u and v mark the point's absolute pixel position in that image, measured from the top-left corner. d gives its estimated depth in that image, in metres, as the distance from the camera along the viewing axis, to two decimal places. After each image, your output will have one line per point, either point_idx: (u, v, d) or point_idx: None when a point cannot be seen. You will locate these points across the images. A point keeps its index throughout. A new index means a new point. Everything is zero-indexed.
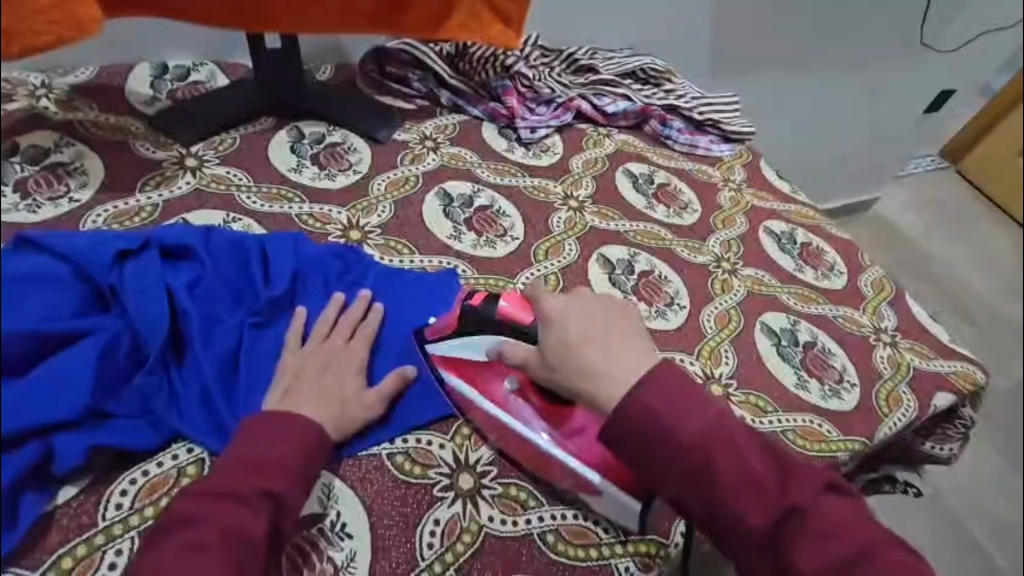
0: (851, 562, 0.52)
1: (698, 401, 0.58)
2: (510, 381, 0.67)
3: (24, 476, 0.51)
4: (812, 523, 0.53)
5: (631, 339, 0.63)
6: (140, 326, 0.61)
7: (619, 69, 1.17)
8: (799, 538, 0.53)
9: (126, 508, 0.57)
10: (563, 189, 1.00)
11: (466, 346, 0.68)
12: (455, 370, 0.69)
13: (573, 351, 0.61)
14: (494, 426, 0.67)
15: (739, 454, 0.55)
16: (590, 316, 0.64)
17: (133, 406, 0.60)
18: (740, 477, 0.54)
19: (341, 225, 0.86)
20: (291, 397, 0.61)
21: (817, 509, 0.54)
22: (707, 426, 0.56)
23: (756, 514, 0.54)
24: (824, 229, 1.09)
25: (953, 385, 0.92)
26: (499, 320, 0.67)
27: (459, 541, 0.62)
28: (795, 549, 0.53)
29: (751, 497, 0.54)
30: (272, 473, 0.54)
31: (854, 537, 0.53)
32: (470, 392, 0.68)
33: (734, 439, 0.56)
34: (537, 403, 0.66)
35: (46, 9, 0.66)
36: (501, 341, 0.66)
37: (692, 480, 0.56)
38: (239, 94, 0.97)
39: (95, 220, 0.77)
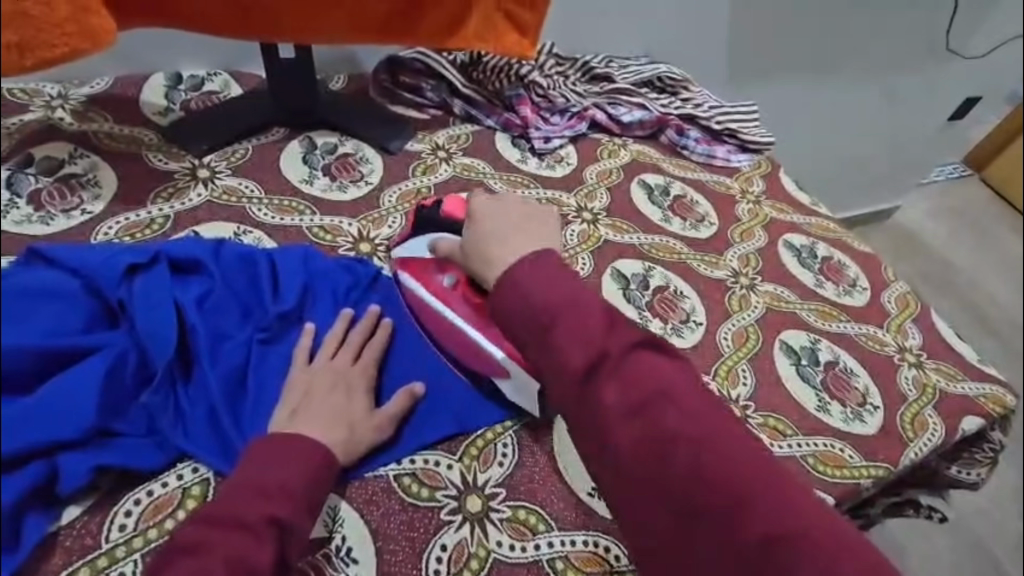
0: (656, 406, 0.48)
1: (546, 264, 0.56)
2: (447, 277, 0.72)
3: (28, 496, 0.51)
4: (627, 367, 0.50)
5: (543, 230, 0.65)
6: (147, 342, 0.61)
7: (635, 77, 1.14)
8: (608, 380, 0.50)
9: (129, 530, 0.56)
10: (577, 202, 0.98)
11: (416, 244, 0.76)
12: (405, 268, 0.75)
13: (480, 239, 0.65)
14: (428, 313, 0.72)
15: (574, 305, 0.53)
16: (507, 210, 0.67)
17: (138, 426, 0.59)
18: (568, 322, 0.52)
19: (352, 237, 0.85)
20: (299, 417, 0.60)
21: (636, 357, 0.50)
22: (557, 287, 0.54)
23: (577, 356, 0.51)
24: (845, 243, 1.06)
25: (982, 409, 0.88)
26: (443, 219, 0.74)
27: (467, 567, 0.60)
28: (604, 387, 0.50)
29: (574, 338, 0.51)
30: (279, 496, 0.53)
31: (670, 383, 0.50)
32: (412, 284, 0.73)
33: (573, 293, 0.54)
34: (465, 295, 0.70)
35: (60, 22, 0.66)
36: (438, 236, 0.73)
37: (528, 324, 0.54)
38: (252, 103, 0.96)
39: (106, 233, 0.77)
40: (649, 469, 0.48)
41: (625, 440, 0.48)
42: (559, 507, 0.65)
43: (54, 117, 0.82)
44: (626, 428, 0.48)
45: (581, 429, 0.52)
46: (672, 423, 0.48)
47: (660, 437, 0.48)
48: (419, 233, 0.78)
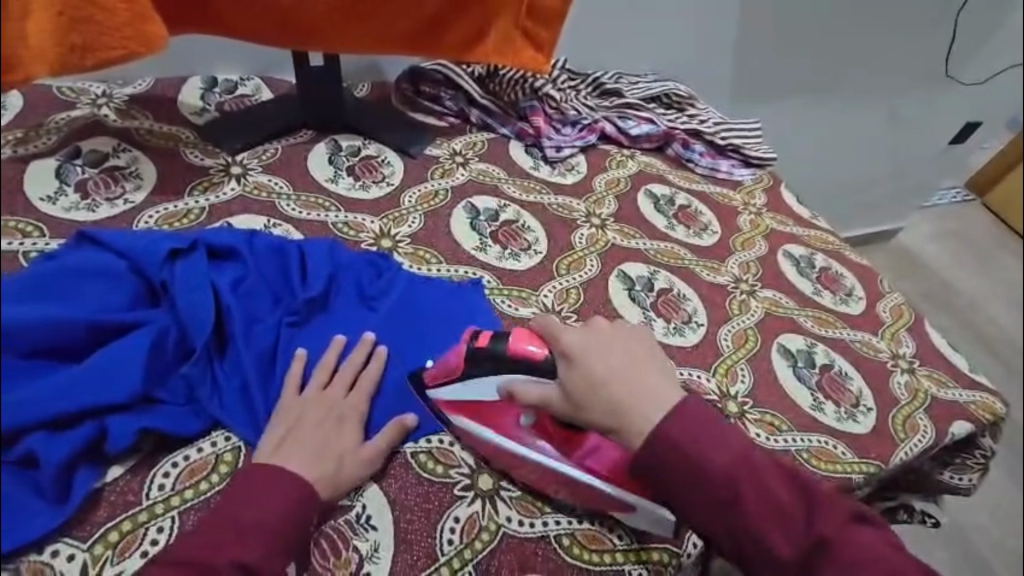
0: None
1: (720, 429, 0.59)
2: (524, 416, 0.67)
3: (79, 452, 0.57)
4: (840, 550, 0.55)
5: (654, 364, 0.64)
6: (187, 320, 0.66)
7: (644, 93, 1.19)
8: (828, 567, 0.55)
9: (167, 490, 0.60)
10: (586, 208, 1.03)
11: (478, 387, 0.66)
12: (465, 412, 0.68)
13: (596, 383, 0.61)
14: (516, 462, 0.67)
15: (766, 486, 0.57)
16: (603, 344, 0.64)
17: (178, 394, 0.64)
18: (761, 503, 0.57)
19: (374, 233, 0.90)
20: (292, 438, 0.62)
21: (844, 536, 0.56)
22: (729, 452, 0.58)
23: (784, 543, 0.56)
24: (843, 255, 1.11)
25: (972, 414, 0.92)
26: (509, 362, 0.64)
27: (478, 539, 0.64)
28: (824, 574, 0.55)
29: (778, 527, 0.56)
30: (257, 539, 0.55)
31: (885, 561, 0.55)
32: (483, 431, 0.67)
33: (755, 466, 0.58)
34: (553, 433, 0.66)
35: (120, 27, 0.73)
36: (510, 382, 0.64)
37: (718, 507, 0.57)
38: (283, 107, 1.02)
39: (147, 221, 0.82)
40: None
41: None
42: None
43: (99, 114, 0.91)
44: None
45: None
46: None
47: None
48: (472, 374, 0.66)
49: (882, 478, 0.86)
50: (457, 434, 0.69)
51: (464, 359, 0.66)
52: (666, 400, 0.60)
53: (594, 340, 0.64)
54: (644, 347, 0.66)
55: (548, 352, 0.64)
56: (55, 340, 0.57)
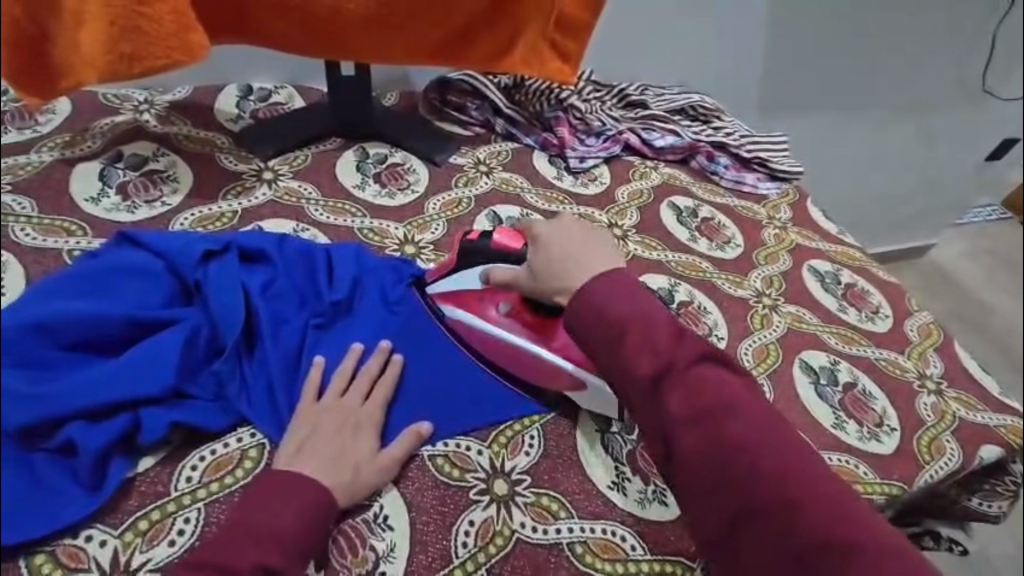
0: (716, 412, 0.54)
1: (622, 280, 0.63)
2: (503, 304, 0.75)
3: (115, 441, 0.60)
4: (695, 378, 0.56)
5: (614, 255, 0.70)
6: (218, 319, 0.68)
7: (667, 104, 1.18)
8: (672, 388, 0.56)
9: (194, 482, 0.63)
10: (608, 218, 1.04)
11: (464, 276, 0.76)
12: (454, 302, 0.77)
13: (557, 262, 0.69)
14: (491, 343, 0.75)
15: (647, 324, 0.59)
16: (576, 234, 0.72)
17: (209, 390, 0.66)
18: (636, 333, 0.58)
19: (398, 239, 0.92)
20: (313, 442, 0.63)
21: (704, 371, 0.56)
22: (628, 296, 0.61)
23: (644, 365, 0.57)
24: (869, 271, 1.09)
25: (1001, 438, 0.90)
26: (492, 250, 0.75)
27: (492, 543, 0.65)
28: (669, 392, 0.56)
29: (642, 351, 0.58)
30: (274, 547, 0.56)
31: (736, 398, 0.55)
32: (465, 316, 0.76)
33: (645, 310, 0.60)
34: (527, 321, 0.74)
35: (165, 37, 0.77)
36: (490, 266, 0.75)
37: (602, 336, 0.60)
38: (314, 115, 1.05)
39: (182, 223, 0.86)
40: (710, 468, 0.53)
41: (689, 441, 0.54)
42: (580, 496, 0.69)
43: (141, 119, 0.94)
44: (691, 433, 0.54)
45: (647, 430, 0.58)
46: (738, 435, 0.53)
47: (728, 447, 0.53)
48: (462, 265, 0.77)
49: (905, 500, 0.84)
50: (446, 322, 0.77)
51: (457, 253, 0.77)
52: (600, 267, 0.66)
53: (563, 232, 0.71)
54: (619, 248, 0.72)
55: (523, 246, 0.74)
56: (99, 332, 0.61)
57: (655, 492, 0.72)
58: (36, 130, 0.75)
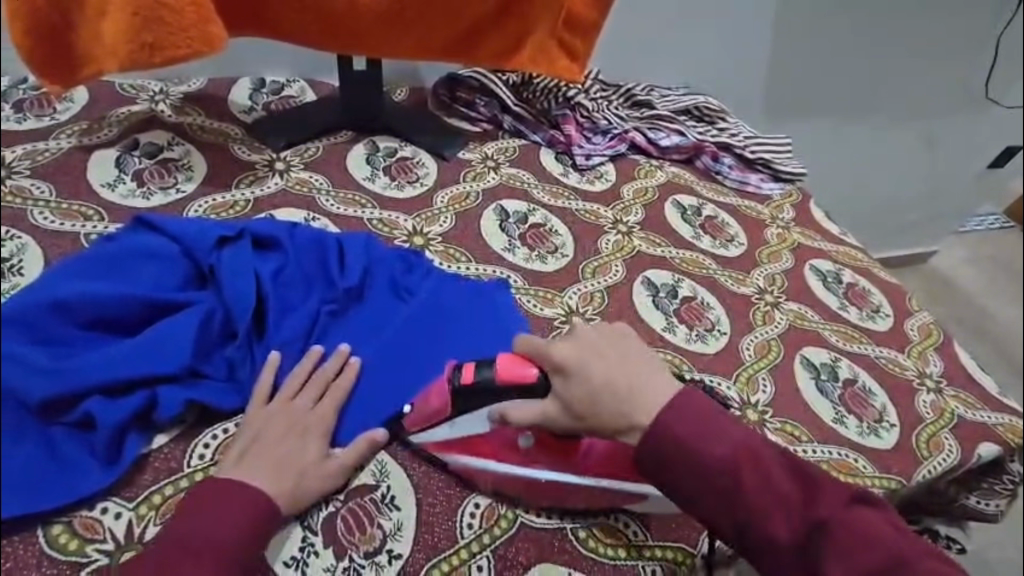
0: (884, 571, 0.56)
1: (720, 422, 0.61)
2: (520, 439, 0.66)
3: (133, 418, 0.62)
4: (839, 533, 0.58)
5: (644, 373, 0.64)
6: (232, 304, 0.70)
7: (674, 105, 1.16)
8: (830, 552, 0.57)
9: (206, 459, 0.65)
10: (613, 215, 1.05)
11: (467, 421, 0.66)
12: (460, 447, 0.67)
13: (592, 394, 0.63)
14: (519, 482, 0.67)
15: (769, 479, 0.59)
16: (597, 355, 0.65)
17: (221, 371, 0.68)
18: (766, 496, 0.59)
19: (407, 231, 0.94)
20: (261, 443, 0.63)
21: (843, 522, 0.58)
22: (733, 447, 0.60)
23: (785, 530, 0.59)
24: (870, 272, 1.10)
25: (999, 437, 0.91)
26: (499, 386, 0.65)
27: (497, 525, 0.66)
28: (828, 559, 0.57)
29: (778, 514, 0.59)
30: (214, 560, 0.57)
31: (885, 544, 0.57)
32: (477, 462, 0.67)
33: (761, 462, 0.60)
34: (550, 449, 0.67)
35: (186, 28, 0.79)
36: (504, 406, 0.65)
37: (721, 499, 0.60)
38: (324, 108, 1.07)
39: (197, 210, 0.87)
40: None
41: None
42: None
43: (156, 109, 0.92)
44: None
45: None
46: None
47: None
48: (462, 411, 0.66)
49: (903, 495, 0.86)
50: (453, 472, 0.68)
51: (451, 396, 0.66)
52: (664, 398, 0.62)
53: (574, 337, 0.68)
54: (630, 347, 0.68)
55: (536, 372, 0.65)
56: (116, 313, 0.62)
57: None
58: (54, 118, 0.75)
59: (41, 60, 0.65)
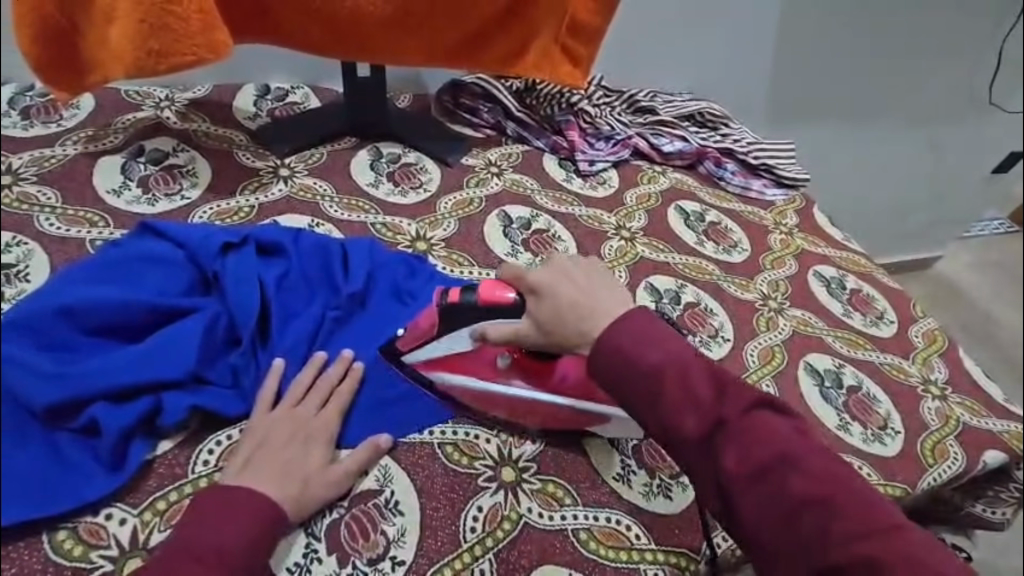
0: (775, 468, 0.56)
1: (644, 324, 0.62)
2: (501, 357, 0.72)
3: (137, 425, 0.62)
4: (745, 432, 0.57)
5: (616, 294, 0.68)
6: (235, 310, 0.70)
7: (678, 111, 1.10)
8: (727, 445, 0.57)
9: (211, 465, 0.65)
10: (616, 220, 1.05)
11: (450, 340, 0.72)
12: (444, 366, 0.73)
13: (561, 313, 0.66)
14: (499, 401, 0.72)
15: (685, 376, 0.59)
16: (570, 276, 0.69)
17: (225, 378, 0.68)
18: (677, 391, 0.58)
19: (410, 236, 0.94)
20: (264, 450, 0.63)
21: (752, 422, 0.57)
22: (654, 346, 0.60)
23: (692, 422, 0.58)
24: (876, 278, 1.10)
25: (1005, 444, 0.90)
26: (479, 305, 0.70)
27: (500, 528, 0.66)
28: (724, 450, 0.57)
29: (686, 407, 0.58)
30: (218, 563, 0.55)
31: (787, 446, 0.56)
32: (459, 379, 0.72)
33: (681, 361, 0.59)
34: (527, 369, 0.71)
35: (192, 35, 0.81)
36: (483, 324, 0.70)
37: (636, 392, 0.60)
38: (328, 115, 1.07)
39: (202, 216, 0.88)
40: (777, 526, 0.55)
41: (751, 499, 0.56)
42: (586, 485, 0.71)
43: (162, 117, 0.88)
44: (752, 489, 0.56)
45: (703, 485, 0.59)
46: (795, 484, 0.55)
47: (786, 498, 0.55)
48: (445, 329, 0.71)
49: (908, 502, 0.85)
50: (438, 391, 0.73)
51: (436, 313, 0.71)
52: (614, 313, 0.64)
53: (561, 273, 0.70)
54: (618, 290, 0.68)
55: (514, 294, 0.69)
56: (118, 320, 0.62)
57: (660, 486, 0.73)
58: (59, 126, 0.72)
59: (46, 59, 0.64)
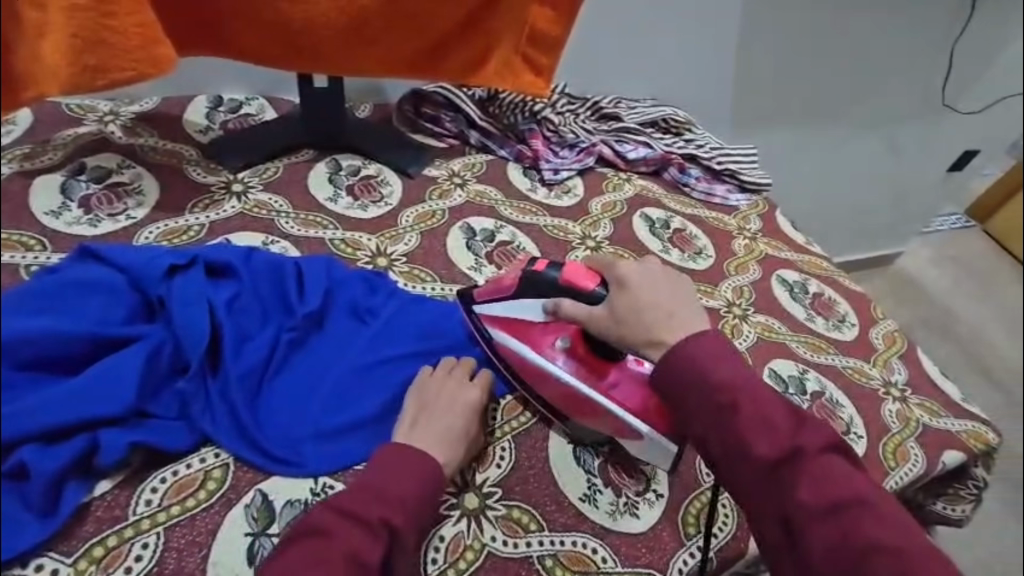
0: (850, 510, 0.55)
1: (725, 346, 0.63)
2: (560, 339, 0.73)
3: (71, 466, 0.59)
4: (819, 468, 0.57)
5: (694, 302, 0.69)
6: (181, 337, 0.67)
7: (643, 117, 1.14)
8: (802, 478, 0.56)
9: (154, 505, 0.62)
10: (581, 230, 1.04)
11: (520, 305, 0.74)
12: (502, 326, 0.75)
13: (636, 309, 0.67)
14: (542, 377, 0.73)
15: (760, 401, 0.59)
16: (659, 286, 0.68)
17: (170, 409, 0.65)
18: (754, 414, 0.58)
19: (370, 252, 0.92)
20: (426, 409, 0.68)
21: (825, 460, 0.57)
22: (735, 371, 0.61)
23: (766, 447, 0.57)
24: (837, 281, 1.11)
25: (963, 444, 0.92)
26: (560, 284, 0.71)
27: (462, 558, 0.65)
28: (799, 483, 0.56)
29: (761, 431, 0.58)
30: (400, 507, 0.59)
31: (859, 488, 0.56)
32: (517, 344, 0.74)
33: (756, 389, 0.60)
34: (581, 358, 0.72)
35: (132, 50, 0.76)
36: (558, 299, 0.71)
37: (711, 412, 0.60)
38: (285, 127, 1.04)
39: (147, 237, 0.84)
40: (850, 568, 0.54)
41: (821, 536, 0.55)
42: (552, 509, 0.69)
43: (106, 131, 0.94)
44: (822, 526, 0.55)
45: (766, 517, 0.58)
46: (868, 528, 0.54)
47: (860, 543, 0.54)
48: (518, 294, 0.74)
49: None
50: (495, 345, 0.76)
51: (518, 278, 0.74)
52: (692, 328, 0.64)
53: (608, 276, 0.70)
54: (639, 292, 0.68)
55: (598, 285, 0.70)
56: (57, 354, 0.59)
57: (627, 504, 0.72)
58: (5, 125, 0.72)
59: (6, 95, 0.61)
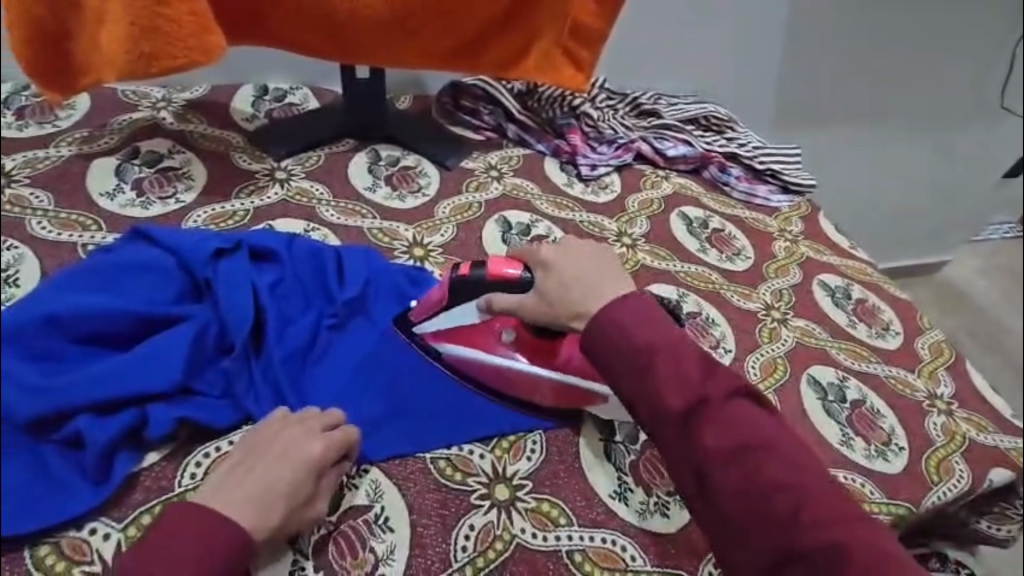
0: (756, 453, 0.57)
1: (641, 302, 0.63)
2: (505, 333, 0.74)
3: (121, 436, 0.62)
4: (726, 415, 0.58)
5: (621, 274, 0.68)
6: (226, 319, 0.69)
7: (682, 115, 0.97)
8: (708, 426, 0.58)
9: (198, 478, 0.64)
10: (617, 226, 1.03)
11: (458, 312, 0.73)
12: (454, 339, 0.75)
13: (566, 286, 0.67)
14: (506, 377, 0.74)
15: (673, 354, 0.60)
16: (581, 257, 0.69)
17: (215, 387, 0.67)
18: (666, 367, 0.59)
19: (407, 242, 0.93)
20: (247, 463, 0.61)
21: (732, 407, 0.58)
22: (650, 326, 0.61)
23: (677, 400, 0.58)
24: (882, 288, 1.08)
25: (1011, 461, 0.89)
26: (484, 280, 0.71)
27: (491, 548, 0.65)
28: (705, 431, 0.57)
29: (673, 383, 0.58)
30: None
31: (765, 431, 0.58)
32: (470, 352, 0.74)
33: (671, 343, 0.60)
34: (529, 346, 0.72)
35: (184, 37, 0.79)
36: (490, 295, 0.70)
37: (627, 367, 0.60)
38: (329, 117, 1.06)
39: (196, 220, 0.87)
40: (749, 505, 0.56)
41: (727, 480, 0.57)
42: (581, 504, 0.69)
43: (158, 116, 0.86)
44: (728, 469, 0.57)
45: (678, 466, 0.60)
46: (773, 468, 0.56)
47: (763, 481, 0.56)
48: (455, 301, 0.73)
49: (914, 520, 0.84)
50: (448, 362, 0.75)
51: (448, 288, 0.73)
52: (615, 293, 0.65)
53: (532, 263, 0.70)
54: (562, 270, 0.68)
55: (522, 270, 0.69)
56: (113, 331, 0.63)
57: (658, 504, 0.71)
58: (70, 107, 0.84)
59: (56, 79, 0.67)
